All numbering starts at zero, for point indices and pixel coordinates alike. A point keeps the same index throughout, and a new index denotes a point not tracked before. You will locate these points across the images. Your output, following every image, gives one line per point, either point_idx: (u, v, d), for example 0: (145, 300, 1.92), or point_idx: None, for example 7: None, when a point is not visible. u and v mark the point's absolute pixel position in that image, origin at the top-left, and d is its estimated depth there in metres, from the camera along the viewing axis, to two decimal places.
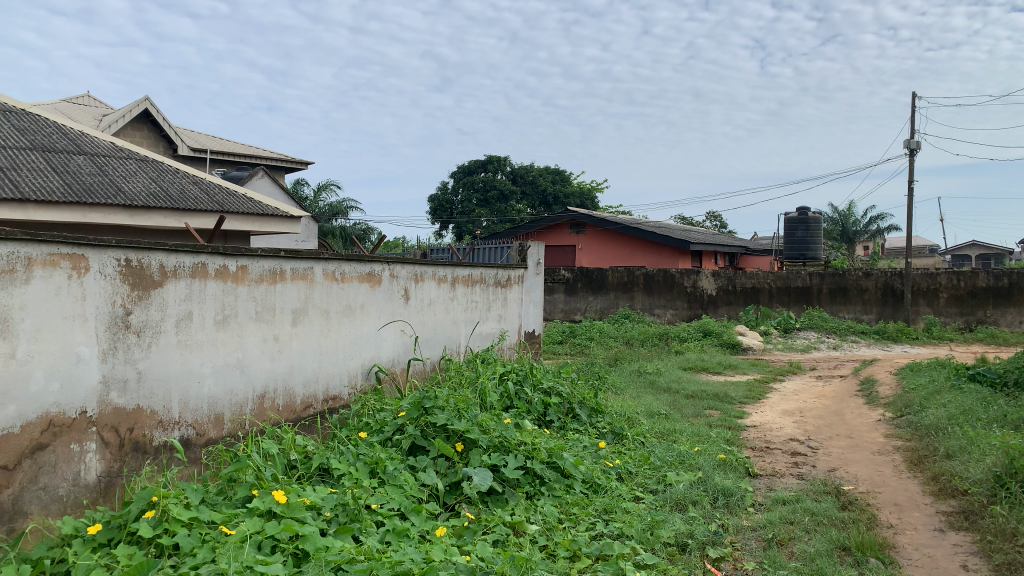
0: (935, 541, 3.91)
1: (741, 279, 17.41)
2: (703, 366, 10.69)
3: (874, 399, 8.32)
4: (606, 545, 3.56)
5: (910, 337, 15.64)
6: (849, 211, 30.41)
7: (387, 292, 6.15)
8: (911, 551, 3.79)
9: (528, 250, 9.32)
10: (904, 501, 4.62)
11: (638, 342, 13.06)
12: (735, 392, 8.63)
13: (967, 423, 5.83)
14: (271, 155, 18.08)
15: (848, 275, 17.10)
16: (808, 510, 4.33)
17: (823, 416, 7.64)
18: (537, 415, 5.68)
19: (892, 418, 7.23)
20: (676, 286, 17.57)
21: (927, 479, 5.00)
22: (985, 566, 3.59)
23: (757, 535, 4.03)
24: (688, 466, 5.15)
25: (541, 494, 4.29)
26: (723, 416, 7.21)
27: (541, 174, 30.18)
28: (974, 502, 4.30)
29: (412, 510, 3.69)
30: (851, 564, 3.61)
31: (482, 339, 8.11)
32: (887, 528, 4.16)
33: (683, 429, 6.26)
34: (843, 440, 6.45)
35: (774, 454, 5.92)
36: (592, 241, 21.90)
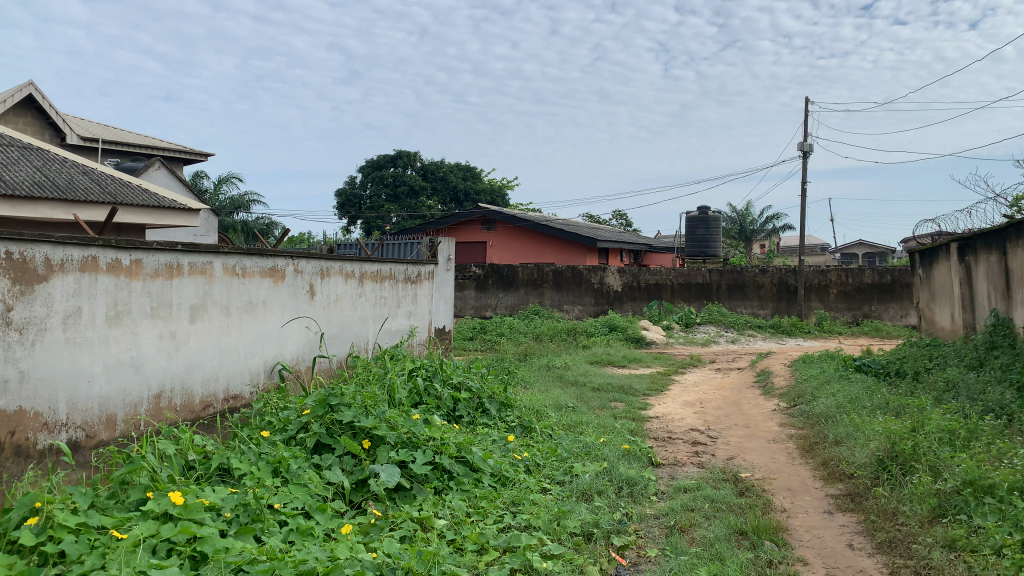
0: (824, 523, 4.11)
1: (646, 275, 17.95)
2: (609, 359, 10.92)
3: (769, 390, 8.71)
4: (514, 537, 3.58)
5: (802, 330, 16.41)
6: (747, 210, 31.67)
7: (292, 287, 6.00)
8: (803, 533, 3.98)
9: (438, 246, 9.31)
10: (797, 485, 4.85)
11: (547, 337, 13.20)
12: (639, 385, 8.86)
13: (854, 411, 6.17)
14: (168, 145, 17.38)
15: (745, 272, 17.82)
16: (708, 496, 4.49)
17: (721, 406, 7.94)
18: (447, 411, 5.65)
19: (785, 407, 7.58)
20: (584, 282, 17.81)
21: (817, 464, 5.27)
22: (868, 544, 3.78)
23: (660, 523, 4.15)
24: (594, 457, 5.25)
25: (449, 489, 4.27)
26: (627, 408, 7.40)
27: (452, 169, 30.15)
28: (860, 485, 4.56)
29: (316, 508, 3.61)
30: (747, 547, 3.75)
31: (391, 335, 8.02)
32: (780, 511, 4.35)
33: (589, 421, 6.38)
34: (741, 429, 6.71)
35: (676, 444, 6.09)
36: (501, 238, 21.94)
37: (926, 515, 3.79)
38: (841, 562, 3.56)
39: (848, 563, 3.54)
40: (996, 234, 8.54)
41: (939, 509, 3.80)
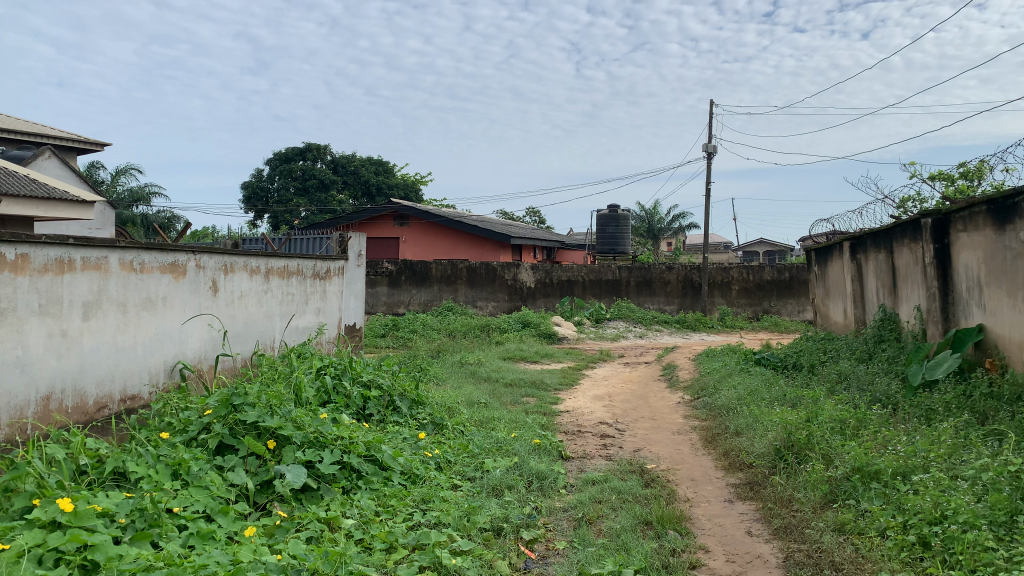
0: (725, 511, 4.25)
1: (558, 272, 18.17)
2: (522, 355, 11.00)
3: (675, 382, 8.97)
4: (423, 534, 3.57)
5: (706, 326, 16.96)
6: (655, 209, 32.48)
7: (193, 283, 5.79)
8: (705, 522, 4.10)
9: (349, 241, 9.16)
10: (700, 475, 5.00)
11: (460, 334, 13.18)
12: (551, 379, 8.96)
13: (754, 402, 6.43)
14: (61, 134, 16.49)
15: (653, 269, 18.32)
16: (615, 488, 4.58)
17: (629, 400, 8.12)
18: (356, 410, 5.57)
19: (690, 399, 7.82)
20: (497, 279, 17.86)
21: (719, 454, 5.45)
22: (765, 530, 3.92)
23: (568, 515, 4.21)
24: (505, 452, 5.28)
25: (357, 488, 4.21)
26: (538, 402, 7.47)
27: (363, 164, 29.74)
28: (758, 473, 4.75)
29: (219, 511, 3.51)
30: (652, 537, 3.84)
31: (298, 333, 7.85)
32: (684, 501, 4.48)
33: (500, 416, 6.42)
34: (648, 422, 6.87)
35: (585, 437, 6.19)
36: (416, 233, 21.67)
37: (818, 501, 3.98)
38: (739, 548, 3.68)
39: (747, 549, 3.66)
40: (884, 233, 9.03)
41: (830, 494, 4.01)
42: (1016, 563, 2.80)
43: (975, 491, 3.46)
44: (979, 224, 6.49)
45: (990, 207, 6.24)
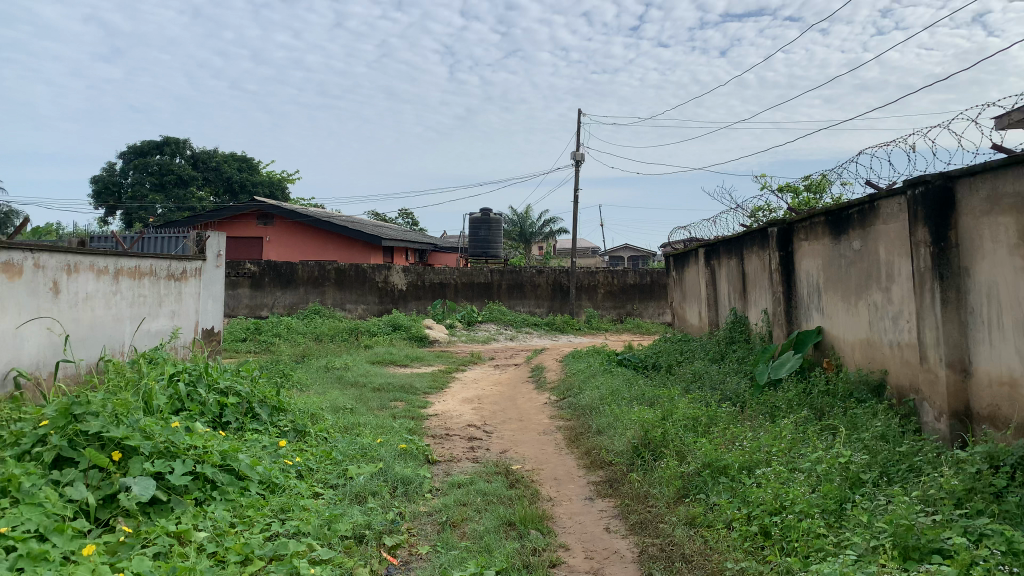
0: (586, 509, 4.36)
1: (430, 275, 18.11)
2: (390, 359, 10.86)
3: (542, 384, 9.12)
4: (281, 545, 3.46)
5: (574, 327, 17.40)
6: (527, 213, 32.99)
7: (30, 284, 5.37)
8: (566, 520, 4.20)
9: (207, 241, 8.75)
10: (562, 474, 5.12)
11: (327, 338, 12.84)
12: (420, 383, 8.89)
13: (615, 402, 6.65)
14: None
15: (523, 272, 18.65)
16: (480, 490, 4.61)
17: (497, 402, 8.20)
18: (212, 418, 5.32)
19: (556, 400, 7.99)
20: (367, 280, 17.49)
21: (581, 453, 5.60)
22: (622, 526, 4.05)
23: (433, 520, 4.20)
24: (370, 458, 5.20)
25: (211, 499, 4.03)
26: (406, 407, 7.41)
27: (226, 160, 28.56)
28: (618, 471, 4.91)
29: (54, 530, 3.26)
30: (515, 537, 3.89)
31: (150, 337, 7.41)
32: (547, 500, 4.57)
33: (366, 421, 6.32)
34: (515, 423, 6.96)
35: (452, 440, 6.20)
36: (282, 234, 20.96)
37: (672, 497, 4.17)
38: (597, 545, 3.79)
39: (605, 545, 3.77)
40: (735, 241, 9.58)
41: (683, 489, 4.20)
42: (843, 547, 3.04)
43: (810, 482, 3.75)
44: (818, 234, 7.00)
45: (828, 218, 6.73)
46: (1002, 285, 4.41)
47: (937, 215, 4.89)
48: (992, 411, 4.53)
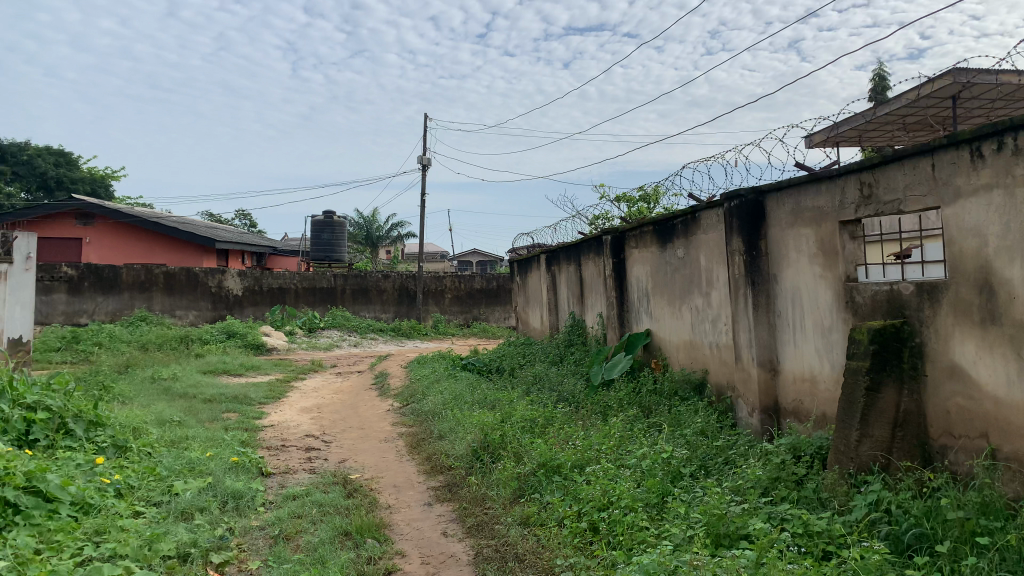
0: (424, 514, 4.37)
1: (268, 280, 17.43)
2: (224, 368, 10.37)
3: (386, 390, 9.05)
4: (93, 570, 3.21)
5: (420, 333, 17.37)
6: (373, 216, 32.58)
7: None
8: (403, 527, 4.19)
9: (15, 242, 7.98)
10: (402, 481, 5.09)
11: (155, 347, 12.07)
12: (256, 393, 8.55)
13: (456, 407, 6.70)
14: None
15: (369, 277, 18.47)
16: (316, 501, 4.51)
17: (338, 410, 8.03)
18: (16, 436, 4.85)
19: (398, 406, 7.93)
20: (199, 285, 16.51)
21: (422, 459, 5.60)
22: (459, 529, 4.10)
23: (265, 533, 4.07)
24: (198, 472, 4.95)
25: (13, 525, 3.68)
26: (240, 418, 7.11)
27: (40, 154, 26.25)
28: (457, 475, 4.95)
29: None
30: (350, 546, 3.83)
31: None
32: (385, 508, 4.54)
33: (195, 435, 6.01)
34: (355, 431, 6.86)
35: (289, 451, 6.02)
36: (104, 234, 19.46)
37: (508, 498, 4.25)
38: (433, 549, 3.81)
39: (441, 550, 3.80)
40: (573, 248, 9.92)
41: (518, 490, 4.31)
42: (663, 537, 3.24)
43: (635, 477, 3.96)
44: (647, 242, 7.39)
45: (655, 227, 7.12)
46: (804, 291, 4.86)
47: (749, 226, 5.31)
48: (796, 405, 4.98)
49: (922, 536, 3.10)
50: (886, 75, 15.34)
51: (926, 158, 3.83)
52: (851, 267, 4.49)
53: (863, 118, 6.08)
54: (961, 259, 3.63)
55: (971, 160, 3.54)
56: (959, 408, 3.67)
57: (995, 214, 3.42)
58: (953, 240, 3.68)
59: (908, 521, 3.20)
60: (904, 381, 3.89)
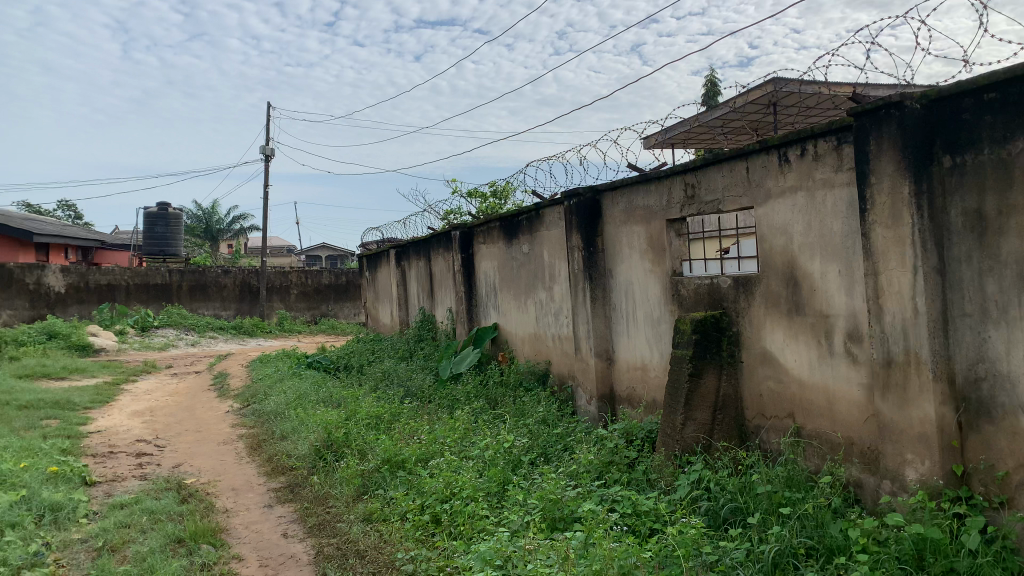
0: (263, 517, 4.25)
1: (95, 275, 16.12)
2: (42, 372, 9.56)
3: (225, 391, 8.68)
4: None
5: (264, 331, 16.78)
6: (213, 209, 31.07)
7: None
8: (241, 530, 4.07)
9: None
10: (241, 484, 4.93)
11: None
12: (80, 398, 7.96)
13: (301, 406, 6.56)
14: None
15: (207, 273, 17.65)
16: (147, 509, 4.28)
17: (173, 413, 7.63)
18: None
19: (239, 407, 7.64)
20: (14, 283, 14.87)
21: (263, 460, 5.45)
22: (300, 530, 4.03)
23: (87, 547, 3.83)
24: (10, 485, 4.54)
25: None
26: (61, 425, 6.60)
27: None
28: (299, 475, 4.86)
29: None
30: (183, 554, 3.67)
31: None
32: (222, 512, 4.38)
33: (7, 445, 5.51)
34: (192, 435, 6.56)
35: (117, 458, 5.67)
36: None
37: (351, 495, 4.22)
38: (272, 552, 3.72)
39: (281, 551, 3.72)
40: (421, 243, 9.94)
41: (362, 487, 4.28)
42: (502, 525, 3.34)
43: (477, 468, 4.05)
44: (493, 237, 7.53)
45: (501, 223, 7.27)
46: (636, 285, 5.13)
47: (587, 223, 5.53)
48: (630, 393, 5.25)
49: (737, 509, 3.38)
50: (716, 82, 16.41)
51: (742, 161, 4.15)
52: (678, 262, 4.79)
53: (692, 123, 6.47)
54: (770, 255, 3.96)
55: (780, 164, 3.87)
56: (770, 390, 4.02)
57: (799, 214, 3.76)
58: (763, 238, 4.02)
59: (724, 497, 3.47)
60: (723, 367, 4.21)
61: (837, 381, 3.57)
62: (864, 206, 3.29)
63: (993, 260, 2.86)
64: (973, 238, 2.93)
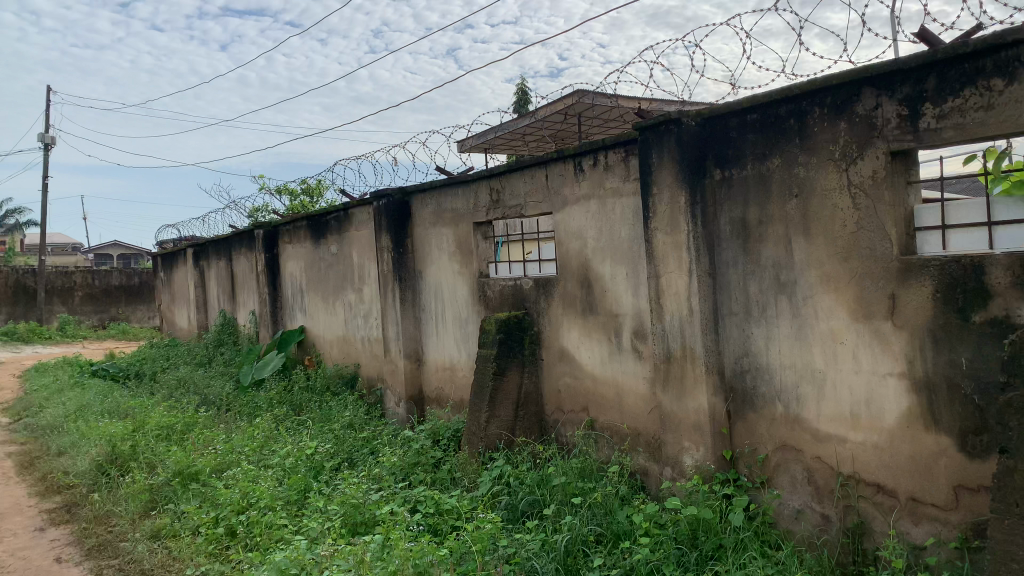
0: (33, 542, 3.86)
1: None
2: None
3: None
4: None
5: (42, 337, 15.22)
6: None
7: None
8: (5, 559, 3.67)
9: None
10: (7, 507, 4.44)
11: None
12: None
13: (82, 418, 6.02)
14: None
15: None
16: None
17: None
18: None
19: (9, 422, 6.88)
20: None
21: (35, 480, 4.94)
22: (77, 553, 3.70)
23: None
24: None
25: None
26: None
27: None
28: (77, 494, 4.46)
29: None
30: None
31: None
32: None
33: None
34: None
35: None
36: None
37: (137, 512, 3.94)
38: None
39: None
40: (222, 242, 9.46)
41: (149, 503, 4.01)
42: (300, 533, 3.27)
43: (276, 476, 3.93)
44: (299, 237, 7.32)
45: (308, 223, 7.08)
46: (444, 287, 5.20)
47: (395, 224, 5.51)
48: (438, 393, 5.32)
49: (535, 502, 3.52)
50: (527, 92, 16.98)
51: (542, 168, 4.32)
52: (483, 264, 4.91)
53: (500, 129, 6.64)
54: (567, 258, 4.16)
55: (575, 172, 4.07)
56: (567, 386, 4.23)
57: (592, 219, 3.98)
58: (561, 241, 4.21)
59: (523, 491, 3.60)
60: (525, 365, 4.36)
61: (625, 376, 3.82)
62: (647, 214, 3.54)
63: (755, 264, 3.19)
64: (739, 244, 3.24)
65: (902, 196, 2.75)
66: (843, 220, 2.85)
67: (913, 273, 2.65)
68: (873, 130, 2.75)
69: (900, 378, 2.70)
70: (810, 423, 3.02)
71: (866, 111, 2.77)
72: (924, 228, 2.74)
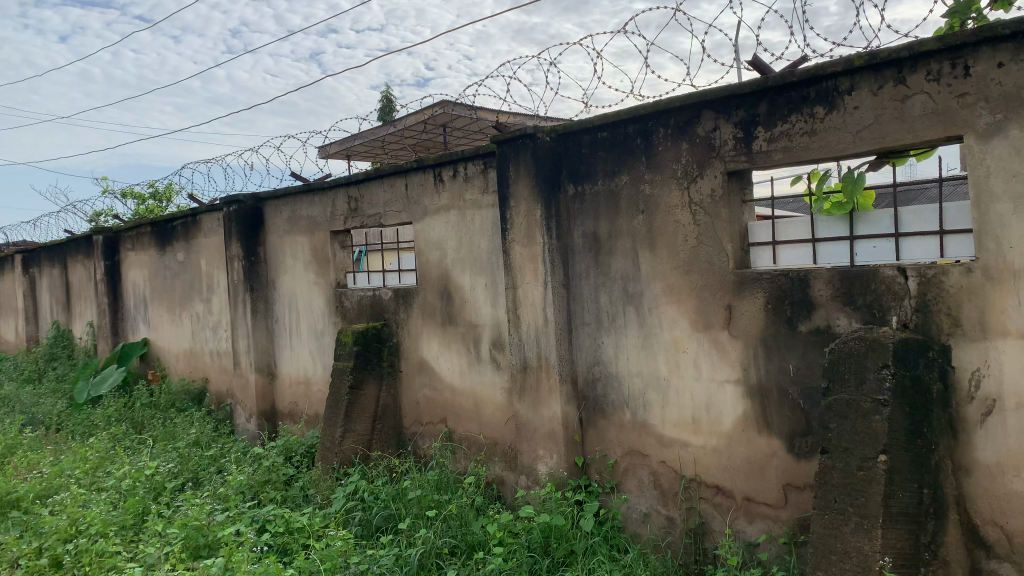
0: None
1: None
2: None
3: None
4: None
5: None
6: None
7: None
8: None
9: None
10: None
11: None
12: None
13: None
14: None
15: None
16: None
17: None
18: None
19: None
20: None
21: None
22: None
23: None
24: None
25: None
26: None
27: None
28: None
29: None
30: None
31: None
32: None
33: None
34: None
35: None
36: None
37: None
38: None
39: None
40: (56, 248, 8.76)
41: None
42: (135, 560, 3.06)
43: (110, 500, 3.67)
44: (143, 244, 6.89)
45: (153, 229, 6.68)
46: (299, 297, 5.04)
47: (247, 232, 5.29)
48: (292, 407, 5.15)
49: (389, 517, 3.47)
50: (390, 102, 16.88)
51: (402, 178, 4.28)
52: (341, 274, 4.81)
53: (361, 137, 6.54)
54: (426, 269, 4.14)
55: (435, 183, 4.07)
56: (425, 398, 4.21)
57: (451, 230, 3.98)
58: (421, 252, 4.19)
59: (377, 505, 3.54)
60: (383, 377, 4.29)
61: (483, 386, 3.84)
62: (504, 225, 3.58)
63: (605, 276, 3.29)
64: (591, 257, 3.34)
65: (737, 213, 2.92)
66: (685, 235, 3.00)
67: (746, 285, 2.82)
68: (711, 150, 2.91)
69: (736, 384, 2.87)
70: (656, 429, 3.14)
71: (705, 133, 2.93)
72: (756, 244, 2.93)
